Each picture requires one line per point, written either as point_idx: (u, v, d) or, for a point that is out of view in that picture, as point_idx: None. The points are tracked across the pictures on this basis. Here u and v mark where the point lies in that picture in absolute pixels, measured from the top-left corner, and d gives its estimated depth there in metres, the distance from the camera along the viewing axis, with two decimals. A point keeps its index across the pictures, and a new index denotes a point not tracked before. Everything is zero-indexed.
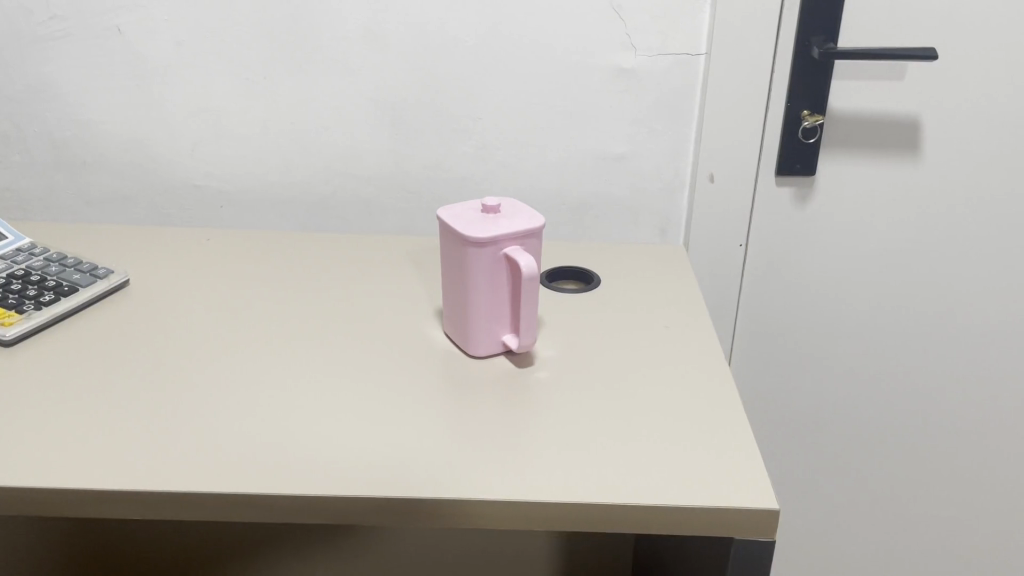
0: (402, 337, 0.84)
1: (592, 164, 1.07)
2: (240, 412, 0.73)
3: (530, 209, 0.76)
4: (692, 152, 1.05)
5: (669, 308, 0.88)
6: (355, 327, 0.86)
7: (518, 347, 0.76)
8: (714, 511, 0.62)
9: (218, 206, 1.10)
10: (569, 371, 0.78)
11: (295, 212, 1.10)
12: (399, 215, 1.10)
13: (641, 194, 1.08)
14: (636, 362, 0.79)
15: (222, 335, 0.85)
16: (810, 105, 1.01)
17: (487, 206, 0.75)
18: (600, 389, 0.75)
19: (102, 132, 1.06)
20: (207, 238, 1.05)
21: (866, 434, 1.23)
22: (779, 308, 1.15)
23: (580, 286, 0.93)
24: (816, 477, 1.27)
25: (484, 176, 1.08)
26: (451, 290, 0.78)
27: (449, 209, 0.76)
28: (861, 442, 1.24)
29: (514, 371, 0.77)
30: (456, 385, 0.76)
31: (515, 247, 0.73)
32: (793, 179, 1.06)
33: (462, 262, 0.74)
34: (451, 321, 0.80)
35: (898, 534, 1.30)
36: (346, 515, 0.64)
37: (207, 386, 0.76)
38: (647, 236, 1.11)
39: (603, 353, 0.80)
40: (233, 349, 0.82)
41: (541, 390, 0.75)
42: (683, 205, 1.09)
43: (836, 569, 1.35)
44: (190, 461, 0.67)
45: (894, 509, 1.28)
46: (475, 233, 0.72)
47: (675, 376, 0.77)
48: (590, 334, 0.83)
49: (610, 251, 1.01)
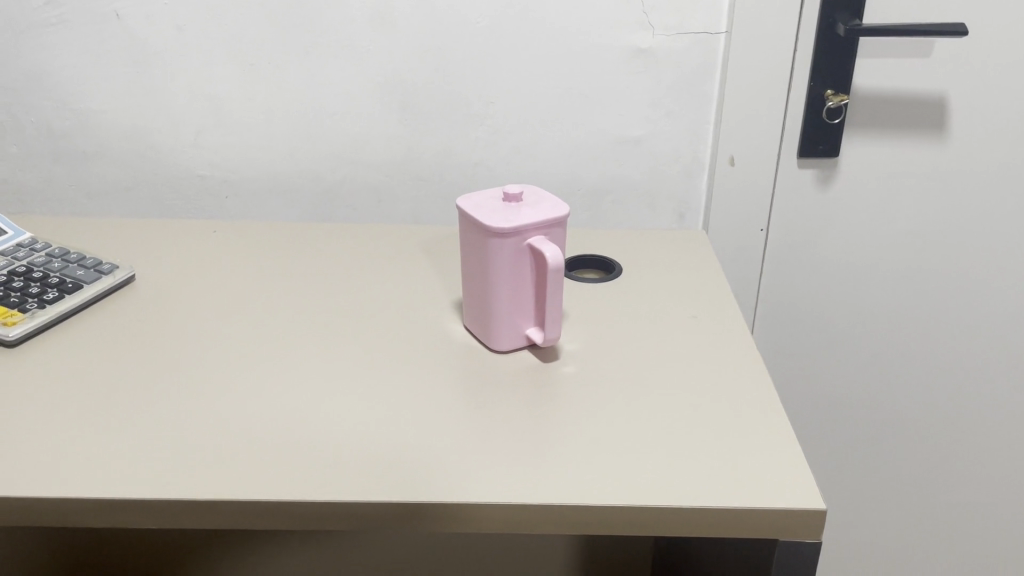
0: (419, 331, 0.81)
1: (609, 147, 1.03)
2: (254, 412, 0.70)
3: (553, 197, 0.73)
4: (711, 134, 1.02)
5: (694, 296, 0.85)
6: (370, 320, 0.83)
7: (543, 341, 0.73)
8: (759, 512, 0.59)
9: (223, 196, 1.07)
10: (597, 365, 0.75)
11: (302, 201, 1.07)
12: (409, 204, 1.07)
13: (659, 178, 1.05)
14: (664, 354, 0.76)
15: (233, 332, 0.82)
16: (833, 85, 0.97)
17: (509, 195, 0.71)
18: (628, 382, 0.73)
19: (102, 121, 1.03)
20: (213, 229, 1.02)
21: (895, 417, 1.20)
22: (800, 294, 1.12)
23: (601, 275, 0.90)
24: (839, 463, 1.25)
25: (497, 162, 1.04)
26: (472, 282, 0.75)
27: (468, 197, 0.73)
28: (890, 425, 1.21)
29: (538, 365, 0.74)
30: (479, 381, 0.73)
31: (539, 237, 0.70)
32: (816, 161, 1.03)
33: (484, 254, 0.71)
34: (471, 313, 0.77)
35: (926, 517, 1.28)
36: (373, 520, 0.61)
37: (220, 385, 0.73)
38: (665, 222, 1.08)
39: (629, 345, 0.77)
40: (246, 346, 0.79)
41: (568, 384, 0.72)
42: (703, 189, 1.06)
43: (865, 554, 1.32)
44: (205, 465, 0.64)
45: (923, 493, 1.26)
46: (497, 222, 0.69)
47: (706, 367, 0.74)
48: (615, 325, 0.80)
49: (630, 237, 0.98)
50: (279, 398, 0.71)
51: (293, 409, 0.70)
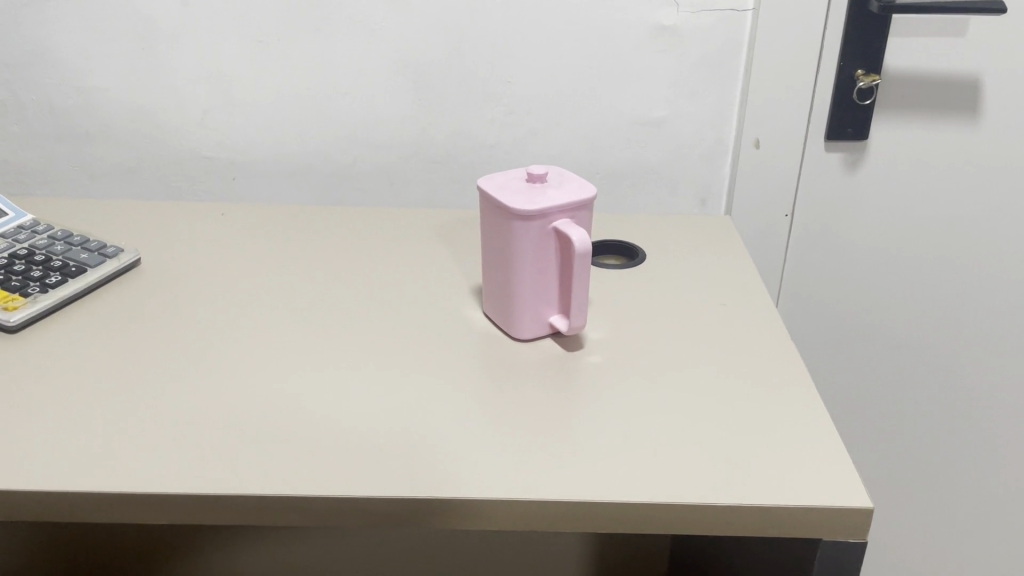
0: (437, 317, 0.78)
1: (630, 129, 1.00)
2: (266, 401, 0.67)
3: (579, 178, 0.69)
4: (736, 116, 0.99)
5: (722, 283, 0.82)
6: (385, 306, 0.80)
7: (568, 329, 0.70)
8: (803, 512, 0.56)
9: (231, 178, 1.04)
10: (624, 354, 0.72)
11: (313, 184, 1.04)
12: (422, 187, 1.04)
13: (681, 161, 1.02)
14: (693, 343, 0.73)
15: (243, 317, 0.79)
16: (864, 64, 0.94)
17: (533, 175, 0.68)
18: (657, 372, 0.69)
19: (105, 100, 0.99)
20: (221, 212, 0.98)
21: (925, 404, 1.18)
22: (825, 281, 1.09)
23: (623, 261, 0.87)
24: (868, 450, 1.23)
25: (514, 145, 1.01)
26: (493, 266, 0.72)
27: (490, 178, 0.70)
28: (919, 413, 1.18)
29: (562, 354, 0.71)
30: (501, 370, 0.70)
31: (565, 220, 0.67)
32: (844, 144, 0.99)
33: (506, 237, 0.68)
34: (491, 300, 0.74)
35: (953, 507, 1.26)
36: (395, 518, 0.58)
37: (230, 373, 0.70)
38: (687, 207, 1.05)
39: (656, 334, 0.74)
40: (256, 332, 0.76)
41: (595, 374, 0.69)
42: (726, 172, 1.02)
43: (891, 541, 1.30)
44: (215, 456, 0.61)
45: (950, 480, 1.24)
46: (521, 204, 0.65)
47: (738, 357, 0.71)
48: (640, 314, 0.77)
49: (653, 222, 0.95)
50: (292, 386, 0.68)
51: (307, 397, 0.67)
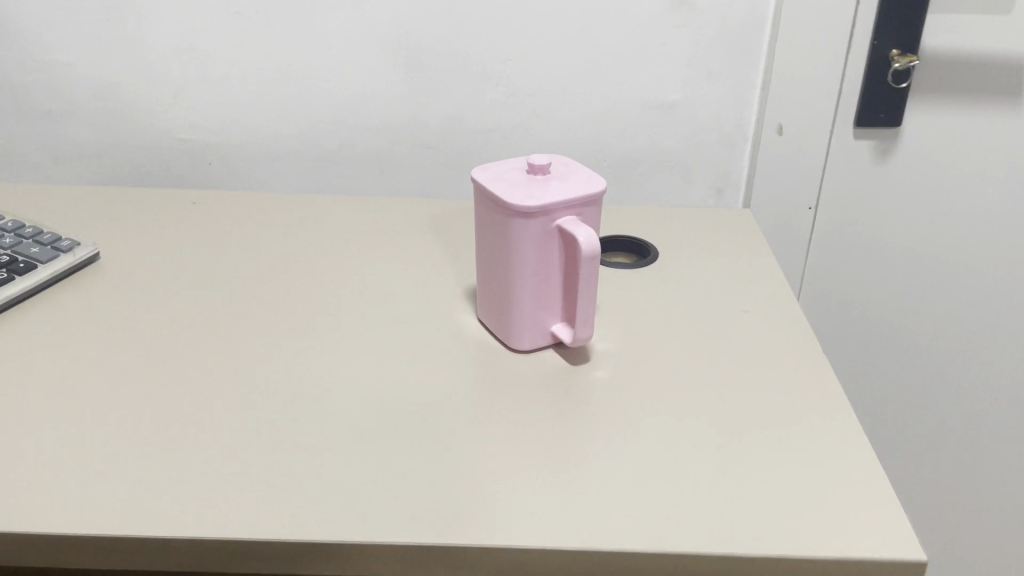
0: (426, 321, 0.70)
1: (641, 112, 0.92)
2: (230, 414, 0.59)
3: (585, 169, 0.61)
4: (757, 99, 0.90)
5: (742, 286, 0.74)
6: (368, 307, 0.72)
7: (573, 341, 0.62)
8: (848, 564, 0.48)
9: (206, 162, 0.95)
10: (636, 367, 0.64)
11: (296, 170, 0.96)
12: (414, 173, 0.96)
13: (697, 148, 0.93)
14: (712, 355, 0.65)
15: (209, 318, 0.71)
16: (900, 44, 0.85)
17: (534, 166, 0.60)
18: (673, 388, 0.62)
19: (68, 77, 0.91)
20: (193, 200, 0.90)
21: (953, 409, 1.10)
22: (850, 278, 1.01)
23: (633, 259, 0.79)
24: (892, 455, 1.15)
25: (514, 129, 0.93)
26: (488, 268, 0.63)
27: (485, 168, 0.61)
28: (947, 417, 1.11)
29: (565, 366, 0.64)
30: (498, 384, 0.62)
31: (570, 218, 0.59)
32: (874, 131, 0.91)
33: (504, 236, 0.60)
34: (486, 304, 0.66)
35: (979, 514, 1.19)
36: (374, 564, 0.49)
37: (192, 382, 0.62)
38: (701, 198, 0.97)
39: (671, 344, 0.67)
40: (223, 334, 0.68)
41: (602, 389, 0.61)
42: (745, 161, 0.94)
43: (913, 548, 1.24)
44: (167, 480, 0.52)
45: (977, 487, 1.17)
46: (521, 199, 0.57)
47: (763, 372, 0.64)
48: (653, 321, 0.69)
49: (666, 215, 0.87)
50: (259, 398, 0.60)
51: (276, 410, 0.59)
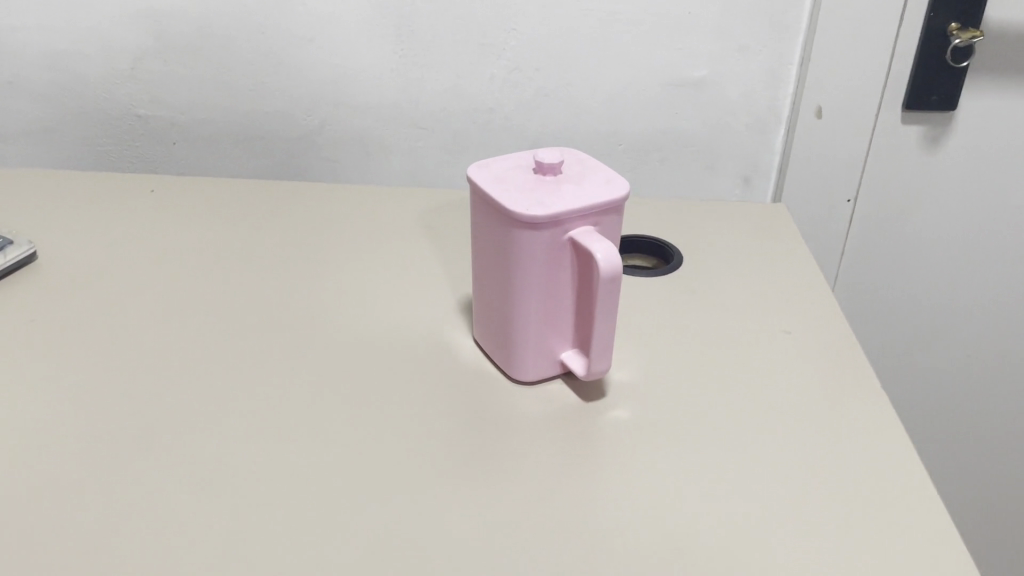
0: (416, 338, 0.60)
1: (663, 92, 0.81)
2: (183, 456, 0.50)
3: (604, 167, 0.51)
4: (794, 77, 0.80)
5: (782, 300, 0.64)
6: (350, 318, 0.62)
7: (587, 375, 0.52)
8: None
9: (170, 143, 0.85)
10: (660, 401, 0.54)
11: (273, 151, 0.85)
12: (404, 157, 0.85)
13: (724, 132, 0.83)
14: (753, 386, 0.56)
15: (163, 329, 0.61)
16: (960, 16, 0.74)
17: (542, 165, 0.49)
18: (708, 429, 0.52)
19: (8, 43, 0.79)
20: (151, 186, 0.79)
21: (994, 419, 1.01)
22: (890, 277, 0.91)
23: (655, 265, 0.70)
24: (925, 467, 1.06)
25: (517, 109, 0.82)
26: (487, 285, 0.53)
27: (483, 167, 0.51)
28: (987, 428, 1.02)
29: (580, 399, 0.54)
30: (500, 421, 0.52)
31: (586, 229, 0.48)
32: (925, 116, 0.80)
33: (504, 248, 0.49)
34: (483, 323, 0.56)
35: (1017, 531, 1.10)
36: None
37: (138, 415, 0.53)
38: (727, 188, 0.87)
39: (704, 372, 0.57)
40: (178, 351, 0.59)
41: (626, 429, 0.52)
42: (778, 146, 0.84)
43: None
44: (101, 550, 0.43)
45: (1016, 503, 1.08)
46: (527, 206, 0.47)
47: (809, 407, 0.54)
48: (681, 342, 0.59)
49: (691, 210, 0.77)
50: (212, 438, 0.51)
51: (231, 456, 0.50)
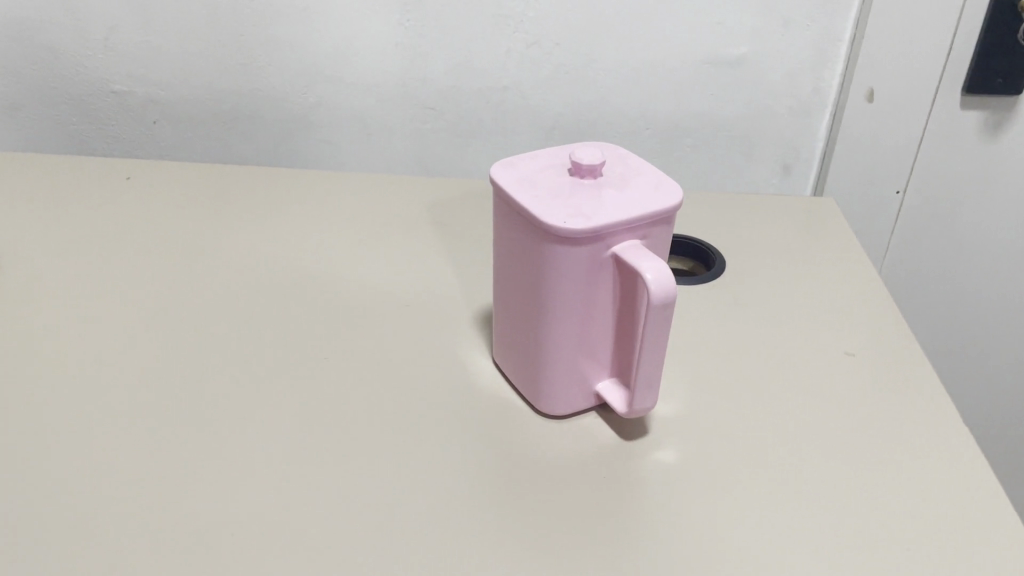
0: (425, 356, 0.52)
1: (697, 70, 0.73)
2: (152, 499, 0.42)
3: (652, 169, 0.43)
4: (844, 55, 0.72)
5: (842, 309, 0.56)
6: (349, 329, 0.54)
7: (628, 412, 0.44)
8: None
9: (149, 121, 0.77)
10: (707, 434, 0.47)
11: (265, 132, 0.77)
12: (410, 138, 0.77)
13: (763, 116, 0.76)
14: (817, 416, 0.48)
15: (134, 338, 0.53)
16: None
17: (581, 166, 0.42)
18: (769, 472, 0.44)
19: None
20: (127, 173, 0.71)
21: None
22: (938, 272, 0.83)
23: (694, 270, 0.63)
24: None
25: (534, 88, 0.74)
26: (511, 303, 0.46)
27: (509, 166, 0.43)
28: None
29: (620, 435, 0.46)
30: (526, 462, 0.45)
31: (633, 244, 0.41)
32: (986, 100, 0.72)
33: (534, 265, 0.42)
34: (505, 345, 0.49)
35: None
36: None
37: (99, 445, 0.45)
38: (764, 175, 0.79)
39: (760, 399, 0.49)
40: (151, 364, 0.51)
41: (673, 473, 0.44)
42: (823, 131, 0.77)
43: None
44: None
45: None
46: (563, 218, 0.40)
47: (879, 440, 0.46)
48: (732, 361, 0.52)
49: (729, 205, 0.69)
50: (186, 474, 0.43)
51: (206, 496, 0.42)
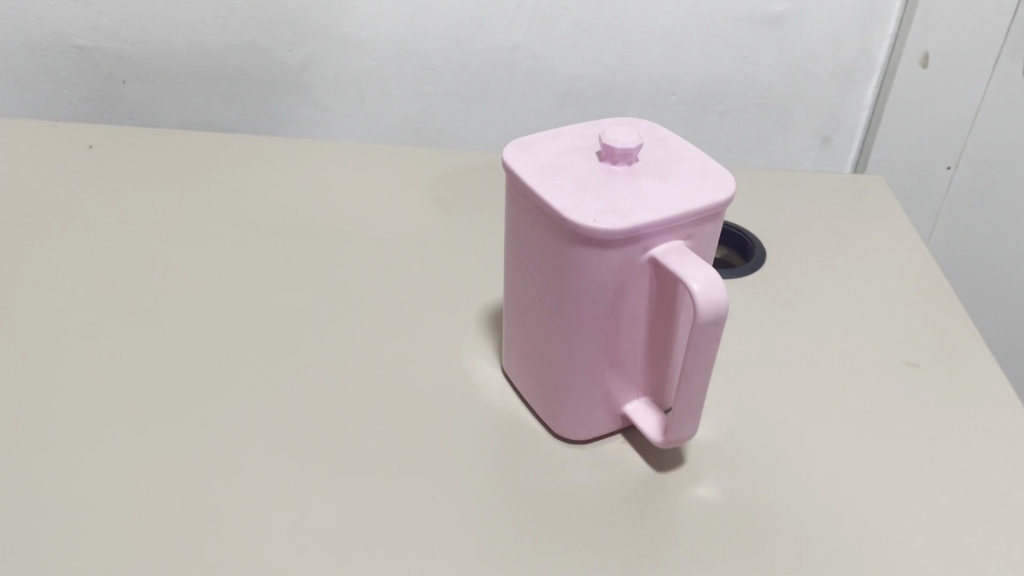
0: (425, 362, 0.45)
1: (731, 29, 0.65)
2: (92, 539, 0.35)
3: (697, 153, 0.36)
4: (896, 14, 0.64)
5: (901, 312, 0.49)
6: (336, 327, 0.47)
7: (664, 441, 0.37)
8: None
9: (119, 82, 0.68)
10: (751, 459, 0.40)
11: (247, 94, 0.68)
12: (409, 103, 0.69)
13: (802, 82, 0.68)
14: (880, 442, 0.41)
15: (85, 336, 0.46)
16: None
17: (613, 150, 0.35)
18: (828, 512, 0.37)
19: None
20: (90, 141, 0.64)
21: None
22: None
23: (732, 260, 0.57)
24: None
25: (548, 47, 0.66)
26: (525, 311, 0.39)
27: (525, 150, 0.36)
28: None
29: (650, 463, 0.40)
30: (542, 495, 0.38)
31: (676, 246, 0.34)
32: None
33: (556, 268, 0.35)
34: (516, 357, 0.42)
35: None
36: None
37: (39, 467, 0.38)
38: (800, 146, 0.73)
39: (812, 419, 0.42)
40: (102, 369, 0.44)
41: (715, 513, 0.37)
42: (868, 99, 0.70)
43: None
44: None
45: None
46: (593, 215, 0.32)
47: (953, 468, 0.40)
48: (777, 375, 0.45)
49: (766, 187, 0.62)
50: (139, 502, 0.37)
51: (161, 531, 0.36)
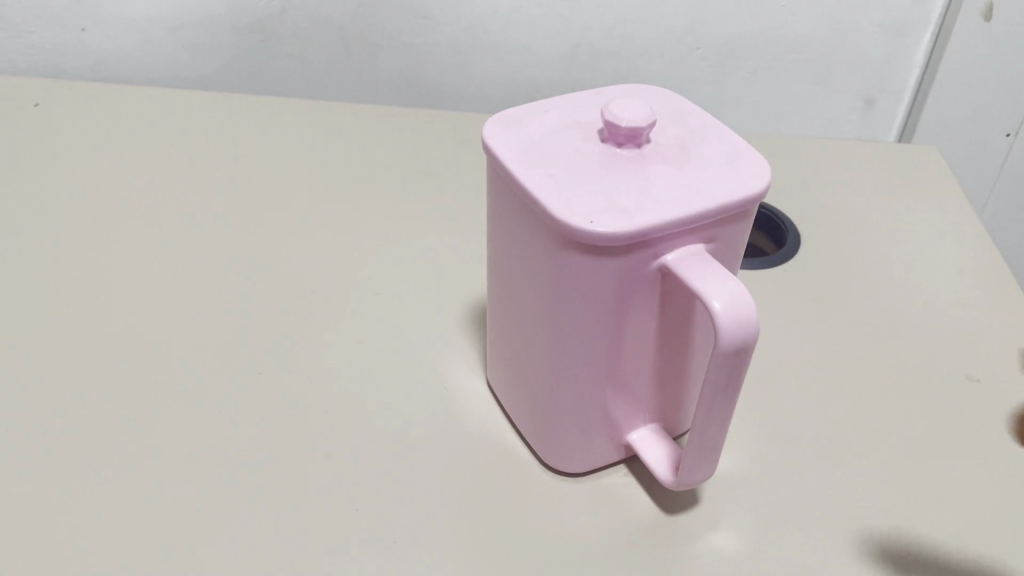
0: (402, 371, 0.39)
1: None
2: None
3: (722, 133, 0.29)
4: None
5: (959, 315, 0.42)
6: (301, 325, 0.41)
7: (675, 482, 0.31)
8: None
9: (76, 29, 0.59)
10: (777, 497, 0.33)
11: (222, 46, 0.60)
12: (401, 57, 0.61)
13: (845, 37, 0.60)
14: (937, 477, 0.34)
15: (10, 338, 0.40)
16: None
17: (618, 129, 0.28)
18: (869, 565, 0.31)
19: None
20: (37, 101, 0.56)
21: None
22: None
23: (766, 247, 0.50)
24: None
25: None
26: (509, 322, 0.32)
27: (508, 127, 0.29)
28: None
29: (658, 502, 0.34)
30: (527, 540, 0.32)
31: (694, 252, 0.27)
32: None
33: (544, 279, 0.28)
34: (501, 372, 0.35)
35: None
36: None
37: None
38: (841, 110, 0.65)
39: (850, 449, 0.35)
40: (26, 377, 0.38)
41: (732, 565, 0.31)
42: (919, 57, 0.62)
43: None
44: None
45: None
46: (591, 215, 0.26)
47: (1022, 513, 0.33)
48: (813, 392, 0.38)
49: (801, 165, 0.54)
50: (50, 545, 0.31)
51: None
